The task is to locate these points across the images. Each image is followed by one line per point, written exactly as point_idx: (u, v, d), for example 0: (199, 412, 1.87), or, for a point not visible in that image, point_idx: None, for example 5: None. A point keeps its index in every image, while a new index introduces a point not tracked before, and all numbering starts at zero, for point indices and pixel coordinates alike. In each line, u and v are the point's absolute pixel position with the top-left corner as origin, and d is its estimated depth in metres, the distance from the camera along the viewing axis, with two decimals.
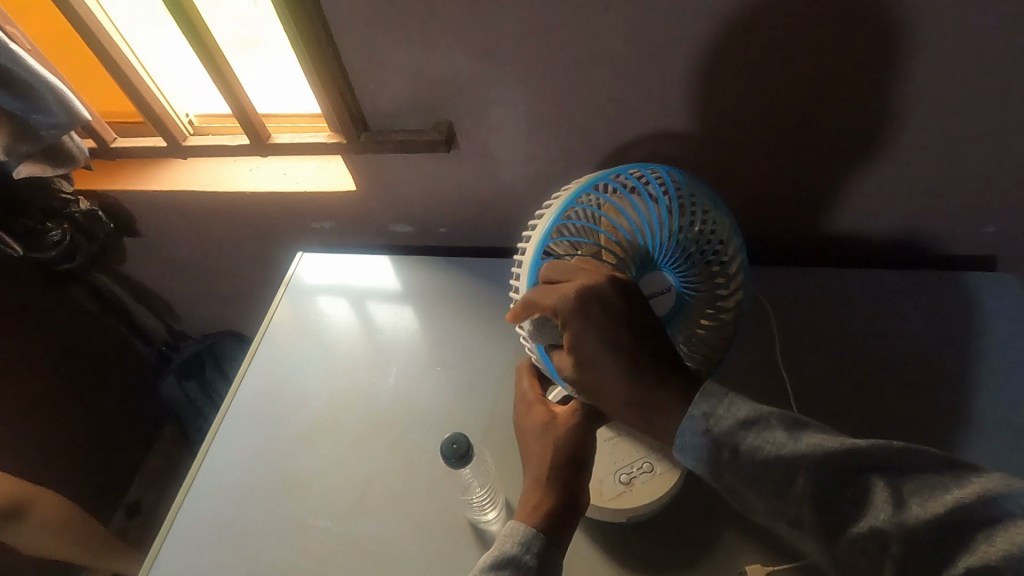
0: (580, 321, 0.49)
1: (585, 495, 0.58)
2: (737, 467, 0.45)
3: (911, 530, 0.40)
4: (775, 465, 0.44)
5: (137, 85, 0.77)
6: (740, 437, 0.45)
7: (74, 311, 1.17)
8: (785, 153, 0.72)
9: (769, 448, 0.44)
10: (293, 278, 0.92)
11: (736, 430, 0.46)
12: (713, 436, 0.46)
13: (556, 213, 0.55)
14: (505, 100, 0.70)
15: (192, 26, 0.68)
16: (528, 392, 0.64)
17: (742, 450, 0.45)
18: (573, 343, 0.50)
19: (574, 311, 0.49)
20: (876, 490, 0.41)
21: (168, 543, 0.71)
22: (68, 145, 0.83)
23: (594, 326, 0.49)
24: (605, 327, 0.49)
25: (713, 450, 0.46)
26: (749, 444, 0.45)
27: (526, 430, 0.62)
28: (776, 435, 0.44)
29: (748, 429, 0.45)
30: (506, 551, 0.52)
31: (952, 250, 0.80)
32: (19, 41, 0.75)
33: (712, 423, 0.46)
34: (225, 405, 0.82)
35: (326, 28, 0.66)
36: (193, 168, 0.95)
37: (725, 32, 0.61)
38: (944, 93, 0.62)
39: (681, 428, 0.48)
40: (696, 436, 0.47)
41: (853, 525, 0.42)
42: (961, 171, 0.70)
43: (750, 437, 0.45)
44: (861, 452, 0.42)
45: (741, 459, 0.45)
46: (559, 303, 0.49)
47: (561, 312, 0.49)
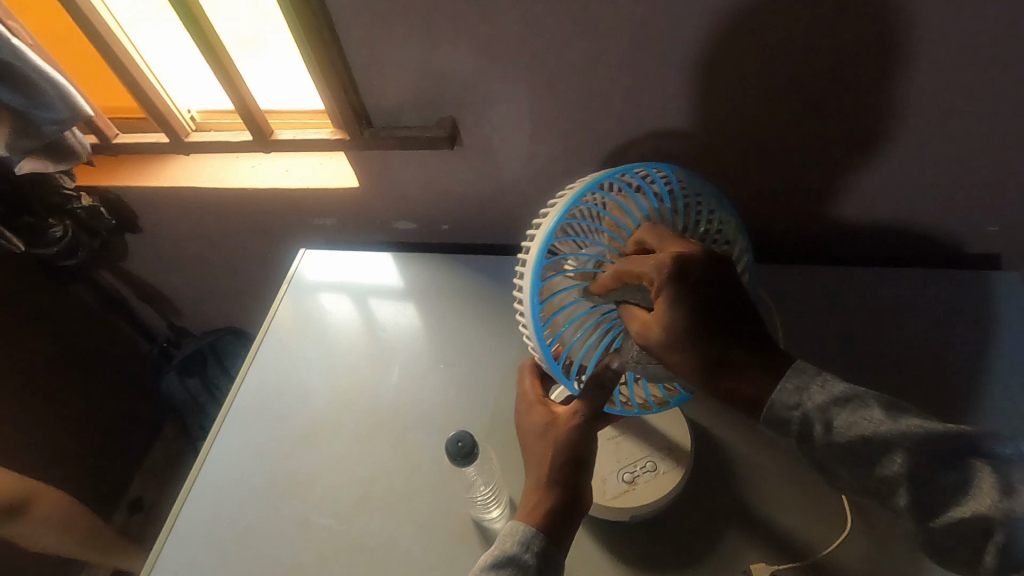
0: (674, 285, 0.47)
1: (587, 496, 0.57)
2: (827, 445, 0.45)
3: (1020, 516, 0.40)
4: (874, 444, 0.43)
5: (140, 81, 0.77)
6: (835, 414, 0.45)
7: (74, 307, 1.17)
8: (790, 151, 0.72)
9: (868, 427, 0.44)
10: (295, 274, 0.91)
11: (831, 407, 0.45)
12: (806, 412, 0.45)
13: (566, 207, 0.51)
14: (509, 97, 0.70)
15: (195, 23, 0.67)
16: (529, 392, 0.63)
17: (837, 427, 0.45)
18: (662, 309, 0.48)
19: (669, 272, 0.47)
20: (981, 475, 0.41)
21: (170, 541, 0.71)
22: (70, 141, 0.83)
23: (688, 292, 0.47)
24: (699, 293, 0.47)
25: (804, 426, 0.46)
26: (845, 422, 0.45)
27: (527, 429, 0.61)
28: (875, 414, 0.44)
29: (844, 406, 0.45)
30: (506, 550, 0.53)
31: (955, 248, 0.80)
32: (21, 36, 0.75)
33: (806, 399, 0.46)
34: (227, 402, 0.81)
35: (329, 24, 0.65)
36: (195, 164, 0.94)
37: (731, 29, 0.60)
38: (951, 91, 0.62)
39: (770, 406, 0.46)
40: (786, 412, 0.46)
41: (951, 508, 0.42)
42: (966, 169, 0.69)
43: (845, 415, 0.45)
44: (968, 437, 0.42)
45: (835, 437, 0.45)
46: (655, 268, 0.48)
47: (652, 274, 0.48)
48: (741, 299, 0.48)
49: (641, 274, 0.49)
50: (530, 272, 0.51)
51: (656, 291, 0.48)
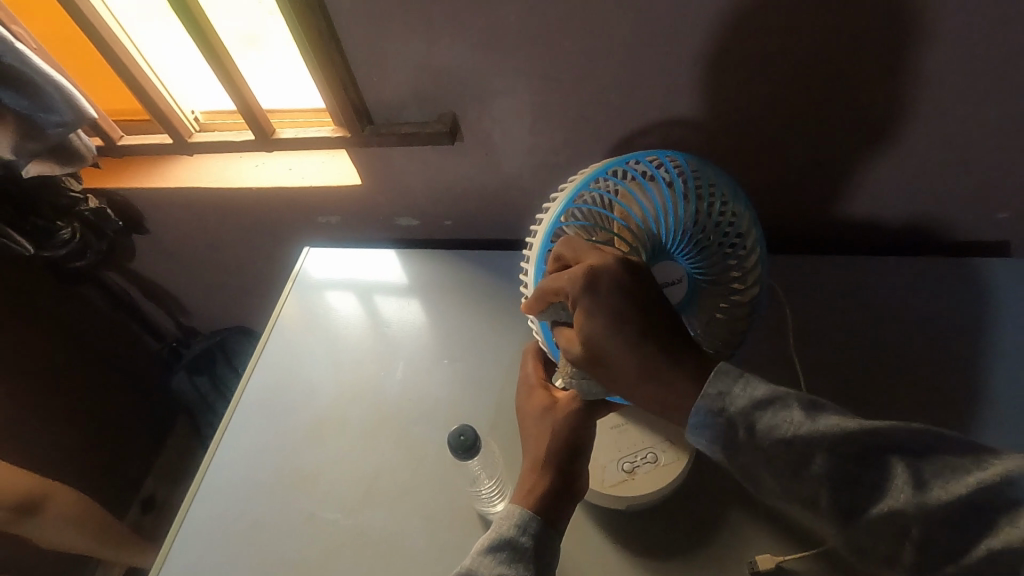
0: (590, 300, 0.49)
1: (582, 481, 0.58)
2: (752, 447, 0.45)
3: (934, 509, 0.39)
4: (794, 447, 0.43)
5: (143, 82, 0.77)
6: (757, 417, 0.45)
7: (84, 308, 1.18)
8: (793, 140, 0.71)
9: (787, 429, 0.43)
10: (300, 272, 0.92)
11: (752, 409, 0.45)
12: (731, 415, 0.45)
13: (571, 188, 0.52)
14: (509, 91, 0.70)
15: (195, 24, 0.68)
16: (531, 375, 0.64)
17: (759, 430, 0.44)
18: (584, 323, 0.50)
19: (582, 288, 0.49)
20: (896, 472, 0.41)
21: (180, 536, 0.71)
22: (76, 144, 0.84)
23: (602, 305, 0.49)
24: (615, 304, 0.49)
25: (730, 428, 0.46)
26: (767, 424, 0.44)
27: (527, 412, 0.61)
28: (795, 415, 0.44)
29: (765, 409, 0.45)
30: (504, 532, 0.53)
31: (962, 235, 0.79)
32: (25, 40, 0.76)
33: (729, 403, 0.46)
34: (235, 399, 0.82)
35: (328, 22, 0.65)
36: (200, 164, 0.95)
37: (730, 18, 0.60)
38: (956, 76, 0.61)
39: (695, 409, 0.47)
40: (712, 416, 0.46)
41: (873, 506, 0.42)
42: (972, 156, 0.69)
43: (766, 417, 0.44)
44: (883, 433, 0.42)
45: (758, 439, 0.44)
46: (570, 284, 0.50)
47: (569, 291, 0.50)
48: (659, 299, 0.50)
49: (558, 291, 0.50)
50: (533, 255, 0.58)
51: (575, 306, 0.50)
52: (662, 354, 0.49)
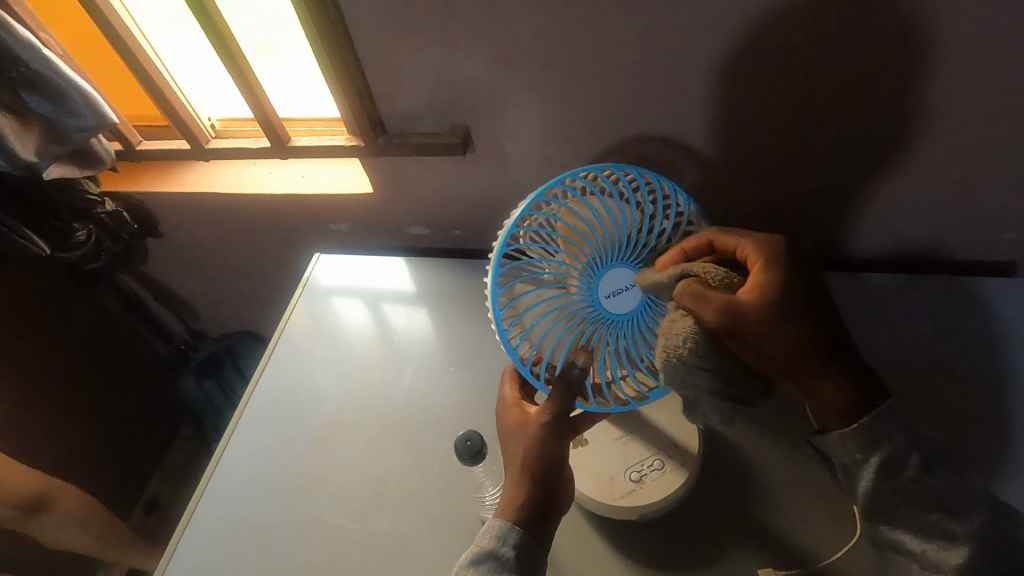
0: (777, 264, 0.53)
1: (564, 490, 0.59)
2: (920, 480, 0.52)
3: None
4: (963, 496, 0.51)
5: (163, 89, 0.79)
6: (932, 462, 0.52)
7: (96, 310, 1.20)
8: (800, 159, 0.72)
9: (960, 481, 0.52)
10: (309, 279, 0.93)
11: (932, 456, 0.52)
12: (913, 447, 0.52)
13: (516, 216, 0.53)
14: (521, 105, 0.71)
15: (218, 34, 0.69)
16: (507, 395, 0.64)
17: (933, 469, 0.52)
18: (760, 282, 0.52)
19: (774, 253, 0.53)
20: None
21: (186, 536, 0.72)
22: (96, 148, 0.86)
23: (786, 273, 0.53)
24: (795, 280, 0.52)
25: (904, 461, 0.52)
26: (941, 469, 0.52)
27: (503, 432, 0.62)
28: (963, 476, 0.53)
29: (940, 459, 0.53)
30: (484, 545, 0.54)
31: (966, 255, 0.80)
32: (52, 47, 0.77)
33: (916, 436, 0.53)
34: (243, 403, 0.83)
35: (346, 33, 0.67)
36: (215, 170, 0.97)
37: (741, 37, 0.61)
38: (962, 100, 0.62)
39: (867, 426, 0.52)
40: (895, 438, 0.52)
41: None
42: (978, 176, 0.69)
43: (943, 468, 0.52)
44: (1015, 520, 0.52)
45: (928, 479, 0.52)
46: (759, 244, 0.55)
47: (753, 251, 0.54)
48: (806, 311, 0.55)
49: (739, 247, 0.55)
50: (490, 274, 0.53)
51: (757, 264, 0.53)
52: (817, 349, 0.52)
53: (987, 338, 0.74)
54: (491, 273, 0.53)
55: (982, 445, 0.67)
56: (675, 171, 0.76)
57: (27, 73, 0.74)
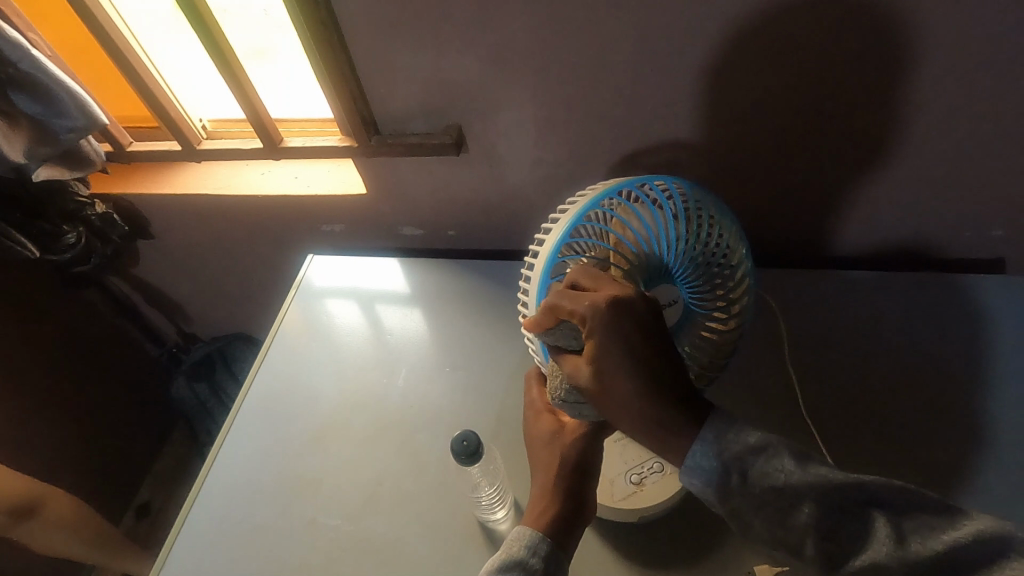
0: (604, 329, 0.46)
1: (589, 506, 0.58)
2: (745, 493, 0.45)
3: (912, 564, 0.40)
4: (784, 496, 0.44)
5: (154, 89, 0.78)
6: (749, 465, 0.45)
7: (85, 313, 1.19)
8: (792, 159, 0.72)
9: (778, 477, 0.44)
10: (302, 281, 0.93)
11: (746, 455, 0.45)
12: (724, 461, 0.45)
13: (574, 219, 0.56)
14: (514, 106, 0.71)
15: (210, 34, 0.69)
16: (538, 400, 0.64)
17: (752, 477, 0.45)
18: (590, 353, 0.48)
19: (601, 319, 0.46)
20: (878, 526, 0.42)
21: (180, 540, 0.71)
22: (85, 149, 0.85)
23: (618, 337, 0.46)
24: (626, 339, 0.46)
25: (721, 474, 0.45)
26: (759, 471, 0.45)
27: (534, 437, 0.62)
28: (786, 464, 0.44)
29: (757, 456, 0.45)
30: (515, 554, 0.53)
31: (953, 253, 0.80)
32: (41, 47, 0.77)
33: (724, 447, 0.45)
34: (235, 406, 0.82)
35: (339, 33, 0.67)
36: (206, 172, 0.96)
37: (731, 38, 0.61)
38: (948, 100, 0.63)
39: (691, 452, 0.46)
40: (706, 460, 0.46)
41: (853, 558, 0.42)
42: (964, 176, 0.70)
43: (759, 466, 0.45)
44: (865, 488, 0.43)
45: (748, 487, 0.45)
46: (584, 314, 0.47)
47: (581, 321, 0.47)
48: (669, 358, 0.48)
49: (572, 311, 0.47)
50: None
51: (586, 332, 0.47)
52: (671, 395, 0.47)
53: (976, 335, 0.74)
54: None
55: (972, 442, 0.67)
56: (669, 172, 0.76)
57: (16, 74, 0.74)
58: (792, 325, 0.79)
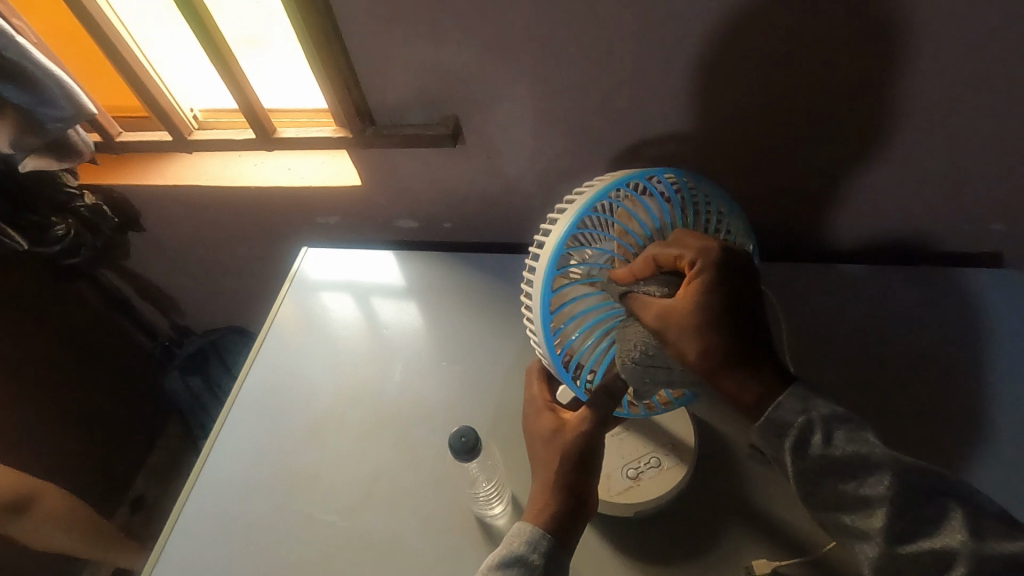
0: (714, 271, 0.49)
1: (592, 501, 0.58)
2: (821, 455, 0.47)
3: (984, 555, 0.42)
4: (865, 464, 0.46)
5: (143, 78, 0.77)
6: (834, 430, 0.48)
7: (75, 305, 1.17)
8: (792, 151, 0.71)
9: (863, 447, 0.47)
10: (297, 273, 0.92)
11: (832, 421, 0.48)
12: (810, 419, 0.48)
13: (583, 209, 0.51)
14: (512, 96, 0.70)
15: (200, 22, 0.67)
16: (537, 398, 0.63)
17: (835, 440, 0.47)
18: (692, 293, 0.49)
19: (714, 259, 0.50)
20: (953, 515, 0.44)
21: (174, 538, 0.70)
22: (73, 139, 0.84)
23: (722, 282, 0.49)
24: (727, 285, 0.49)
25: (805, 433, 0.48)
26: (843, 438, 0.47)
27: (534, 434, 0.61)
28: (871, 439, 0.47)
29: (842, 427, 0.48)
30: (515, 549, 0.53)
31: (952, 247, 0.80)
32: (26, 34, 0.75)
33: (813, 408, 0.48)
34: (229, 400, 0.81)
35: (333, 21, 0.65)
36: (197, 163, 0.95)
37: (733, 28, 0.60)
38: (952, 92, 0.62)
39: (774, 407, 0.48)
40: (792, 416, 0.48)
41: (921, 540, 0.44)
42: (966, 169, 0.69)
43: (845, 433, 0.47)
44: (946, 480, 0.45)
45: (832, 449, 0.47)
46: (696, 253, 0.50)
47: (692, 259, 0.50)
48: (755, 322, 0.51)
49: (679, 254, 0.51)
50: (541, 280, 0.52)
51: (692, 274, 0.50)
52: (755, 357, 0.49)
53: (975, 330, 0.74)
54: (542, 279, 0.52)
55: (968, 437, 0.67)
56: (669, 164, 0.75)
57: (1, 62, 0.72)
58: (792, 319, 0.79)
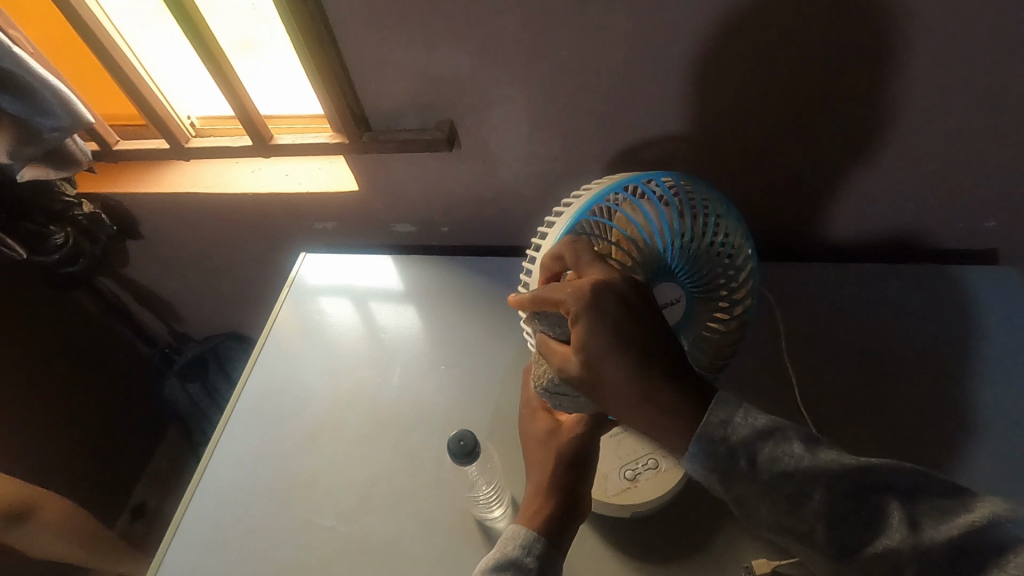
0: (592, 312, 0.46)
1: (586, 503, 0.58)
2: (752, 479, 0.44)
3: (928, 550, 0.39)
4: (793, 479, 0.43)
5: (139, 86, 0.77)
6: (758, 449, 0.44)
7: (74, 313, 1.18)
8: (785, 151, 0.72)
9: (788, 461, 0.44)
10: (295, 278, 0.92)
11: (754, 440, 0.45)
12: (731, 446, 0.45)
13: (575, 210, 0.54)
14: (506, 100, 0.70)
15: (195, 30, 0.68)
16: (533, 399, 0.64)
17: (760, 461, 0.44)
18: (578, 339, 0.47)
19: (587, 302, 0.46)
20: (890, 511, 0.41)
21: (173, 544, 0.71)
22: (71, 148, 0.84)
23: (603, 321, 0.46)
24: (612, 324, 0.46)
25: (729, 458, 0.45)
26: (768, 455, 0.44)
27: (530, 435, 0.62)
28: (794, 448, 0.44)
29: (767, 439, 0.45)
30: (509, 553, 0.53)
31: (946, 244, 0.80)
32: (22, 44, 0.75)
33: (730, 432, 0.45)
34: (229, 406, 0.82)
35: (327, 28, 0.66)
36: (195, 170, 0.95)
37: (723, 30, 0.61)
38: (941, 89, 0.62)
39: (697, 437, 0.45)
40: (712, 445, 0.45)
41: (869, 544, 0.41)
42: (958, 166, 0.70)
43: (768, 450, 0.44)
44: (878, 470, 0.42)
45: (758, 472, 0.44)
46: (570, 298, 0.47)
47: (569, 306, 0.47)
48: (666, 343, 0.47)
49: (559, 300, 0.48)
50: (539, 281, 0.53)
51: (572, 320, 0.47)
52: (668, 383, 0.47)
53: (970, 326, 0.74)
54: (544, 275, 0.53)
55: (963, 432, 0.67)
56: (663, 165, 0.76)
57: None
58: (788, 318, 0.79)
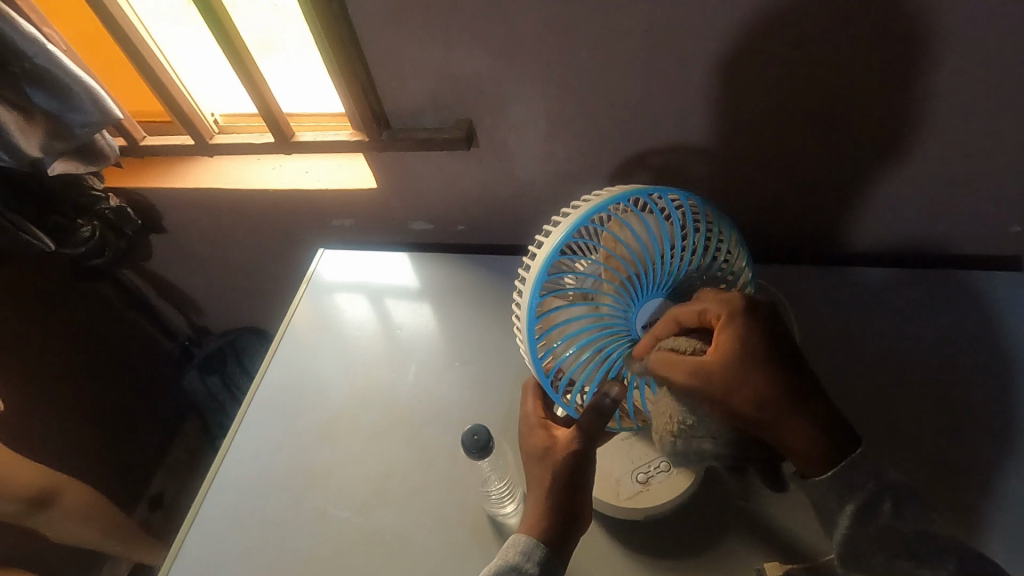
0: (745, 317, 0.49)
1: (584, 513, 0.59)
2: (886, 523, 0.49)
3: None
4: (928, 539, 0.48)
5: (166, 84, 0.79)
6: (905, 504, 0.50)
7: (97, 305, 1.20)
8: (803, 156, 0.72)
9: (927, 524, 0.49)
10: (313, 274, 0.93)
11: (904, 497, 0.50)
12: (881, 489, 0.50)
13: (564, 236, 0.51)
14: (524, 101, 0.71)
15: (223, 31, 0.70)
16: (531, 415, 0.63)
17: (903, 514, 0.49)
18: (727, 342, 0.49)
19: (742, 306, 0.50)
20: None
21: (191, 533, 0.72)
22: (101, 144, 0.87)
23: (754, 327, 0.49)
24: (760, 335, 0.49)
25: (873, 499, 0.50)
26: (912, 515, 0.50)
27: (527, 452, 0.61)
28: (934, 520, 0.50)
29: (912, 503, 0.50)
30: (509, 559, 0.55)
31: (967, 250, 0.79)
32: (56, 42, 0.77)
33: (882, 478, 0.51)
34: (247, 399, 0.83)
35: (350, 29, 0.67)
36: (217, 166, 0.97)
37: (743, 33, 0.61)
38: (965, 94, 0.62)
39: (840, 467, 0.50)
40: (861, 480, 0.50)
41: None
42: (981, 172, 0.69)
43: (914, 510, 0.50)
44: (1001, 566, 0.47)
45: (898, 521, 0.49)
46: (722, 303, 0.50)
47: (719, 311, 0.50)
48: (797, 362, 0.51)
49: (706, 308, 0.51)
50: (526, 300, 0.52)
51: (724, 323, 0.49)
52: (801, 398, 0.50)
53: (991, 334, 0.74)
54: (527, 296, 0.52)
55: (981, 442, 0.67)
56: (680, 166, 0.76)
57: (32, 69, 0.75)
58: (804, 322, 0.79)
